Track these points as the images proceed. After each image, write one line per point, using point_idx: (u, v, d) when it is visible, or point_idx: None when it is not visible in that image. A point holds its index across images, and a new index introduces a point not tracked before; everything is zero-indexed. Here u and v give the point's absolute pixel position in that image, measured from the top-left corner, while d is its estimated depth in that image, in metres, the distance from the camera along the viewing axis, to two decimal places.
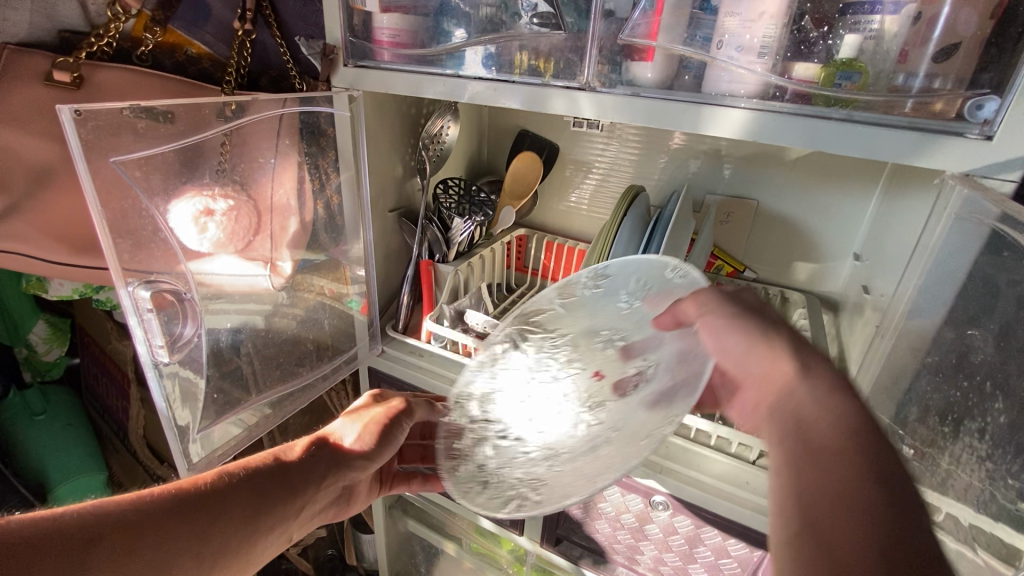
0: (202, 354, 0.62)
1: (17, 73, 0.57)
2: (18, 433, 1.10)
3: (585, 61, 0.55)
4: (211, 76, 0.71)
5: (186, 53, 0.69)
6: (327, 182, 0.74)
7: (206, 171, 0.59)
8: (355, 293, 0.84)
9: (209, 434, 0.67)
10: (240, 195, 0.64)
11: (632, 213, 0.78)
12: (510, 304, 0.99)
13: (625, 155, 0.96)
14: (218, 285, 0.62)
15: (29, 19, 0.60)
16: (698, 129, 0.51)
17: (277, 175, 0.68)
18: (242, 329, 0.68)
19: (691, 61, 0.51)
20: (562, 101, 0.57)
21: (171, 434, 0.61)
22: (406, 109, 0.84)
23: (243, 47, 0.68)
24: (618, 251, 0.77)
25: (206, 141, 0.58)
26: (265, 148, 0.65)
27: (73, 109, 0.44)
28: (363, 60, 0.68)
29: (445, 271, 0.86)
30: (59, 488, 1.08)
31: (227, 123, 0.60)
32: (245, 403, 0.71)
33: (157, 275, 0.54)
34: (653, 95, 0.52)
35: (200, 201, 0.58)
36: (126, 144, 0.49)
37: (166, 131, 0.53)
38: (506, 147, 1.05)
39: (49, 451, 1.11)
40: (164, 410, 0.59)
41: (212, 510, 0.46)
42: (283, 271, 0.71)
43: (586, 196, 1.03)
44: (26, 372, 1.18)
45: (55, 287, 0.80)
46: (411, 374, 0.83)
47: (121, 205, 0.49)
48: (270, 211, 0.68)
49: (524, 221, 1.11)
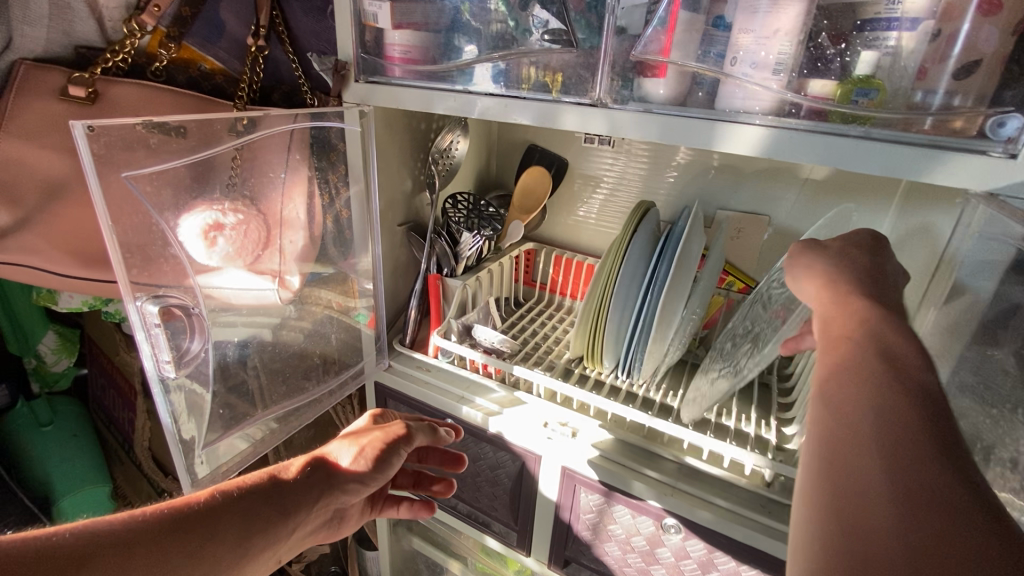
0: (209, 368, 0.61)
1: (33, 88, 0.58)
2: (25, 443, 1.10)
3: (597, 77, 0.55)
4: (224, 91, 0.71)
5: (200, 68, 0.70)
6: (337, 196, 0.74)
7: (215, 185, 0.59)
8: (363, 306, 0.84)
9: (215, 450, 0.66)
10: (250, 210, 0.64)
11: (643, 229, 0.78)
12: (518, 318, 0.99)
13: (635, 169, 0.95)
14: (225, 299, 0.62)
15: (46, 35, 0.60)
16: (712, 146, 0.50)
17: (288, 190, 0.68)
18: (249, 343, 0.68)
19: (704, 77, 0.51)
20: (573, 117, 0.56)
21: (174, 449, 0.59)
22: (416, 123, 0.84)
23: (256, 63, 0.69)
24: (628, 268, 0.76)
25: (217, 155, 0.58)
26: (276, 162, 0.65)
27: (84, 125, 0.44)
28: (374, 75, 0.68)
29: (453, 285, 0.86)
30: (64, 501, 1.08)
31: (240, 137, 0.60)
32: (252, 417, 0.71)
33: (166, 290, 0.54)
34: (665, 111, 0.52)
35: (209, 215, 0.58)
36: (138, 159, 0.49)
37: (178, 146, 0.54)
38: (514, 161, 1.05)
39: (55, 462, 1.11)
40: (168, 428, 0.57)
41: (209, 524, 0.44)
42: (290, 284, 0.71)
43: (594, 210, 1.02)
44: (34, 383, 1.18)
45: (65, 299, 0.80)
46: (418, 389, 0.82)
47: (132, 220, 0.49)
48: (279, 224, 0.68)
49: (532, 234, 1.10)
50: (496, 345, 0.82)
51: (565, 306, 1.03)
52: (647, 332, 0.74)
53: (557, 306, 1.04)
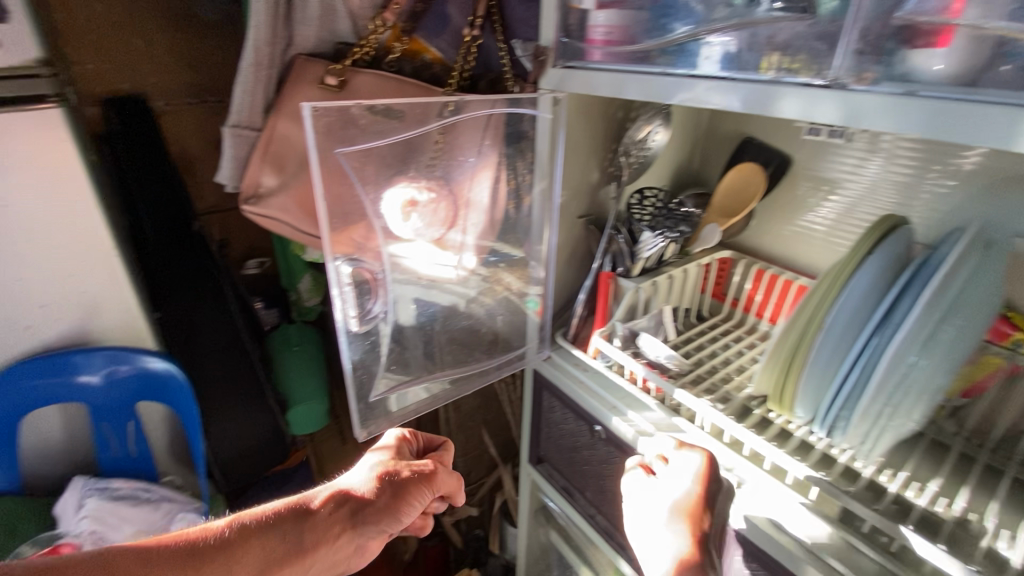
0: (389, 327, 0.69)
1: (303, 78, 0.72)
2: (283, 356, 1.42)
3: (837, 51, 0.43)
4: (439, 79, 0.79)
5: (423, 59, 0.78)
6: (522, 183, 0.75)
7: (415, 164, 0.65)
8: (534, 293, 0.84)
9: (402, 394, 0.75)
10: (442, 189, 0.68)
11: (883, 253, 0.59)
12: (696, 335, 0.88)
13: (889, 175, 0.74)
14: (411, 269, 0.69)
15: (316, 33, 0.74)
16: (1013, 144, 0.34)
17: (475, 172, 0.71)
18: (427, 310, 0.74)
19: (1019, 43, 0.35)
20: (795, 102, 0.45)
21: (352, 392, 0.67)
22: (614, 112, 0.79)
23: (468, 52, 0.74)
24: (850, 298, 0.60)
25: (419, 137, 0.63)
26: (469, 146, 0.69)
27: (311, 105, 0.51)
28: (573, 60, 0.65)
29: (625, 286, 0.80)
30: (297, 407, 1.37)
31: (443, 120, 0.64)
32: (429, 374, 0.77)
33: (360, 255, 0.62)
34: (940, 94, 0.38)
35: (408, 191, 0.65)
36: (352, 137, 0.57)
37: (385, 126, 0.60)
38: (724, 155, 0.93)
39: (297, 376, 1.41)
40: (349, 372, 0.64)
41: (222, 555, 0.47)
42: (466, 263, 0.75)
43: (824, 219, 0.83)
44: (294, 311, 1.51)
45: (311, 251, 0.99)
46: (573, 386, 0.80)
47: (339, 191, 0.57)
48: (465, 204, 0.72)
49: (735, 242, 0.96)
50: (663, 360, 0.74)
51: (759, 331, 0.87)
52: (862, 382, 0.58)
53: (750, 329, 0.89)
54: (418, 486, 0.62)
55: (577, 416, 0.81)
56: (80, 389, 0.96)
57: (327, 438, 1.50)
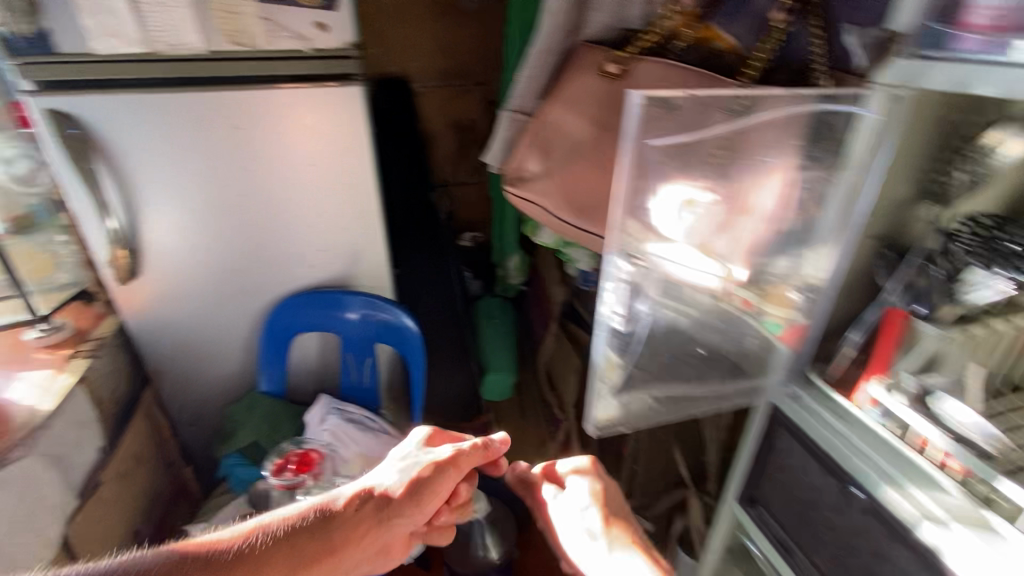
0: (639, 323, 0.70)
1: (583, 66, 0.74)
2: (484, 325, 1.54)
3: None
4: (727, 67, 0.72)
5: (712, 46, 0.72)
6: (807, 194, 0.68)
7: (700, 164, 0.63)
8: (785, 320, 0.74)
9: (603, 402, 0.73)
10: (721, 192, 0.65)
11: None
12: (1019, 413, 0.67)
13: None
14: (669, 273, 0.66)
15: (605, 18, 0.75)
16: None
17: (762, 176, 0.64)
18: (666, 316, 0.72)
19: None
20: None
21: (599, 372, 0.71)
22: (952, 114, 0.66)
23: (773, 34, 0.66)
24: None
25: (710, 134, 0.61)
26: (767, 146, 0.63)
27: (641, 94, 0.53)
28: (933, 47, 0.54)
29: (923, 331, 0.68)
30: (490, 374, 1.44)
31: (742, 117, 0.61)
32: (643, 380, 0.76)
33: (636, 249, 0.64)
34: None
35: (689, 192, 0.63)
36: (656, 128, 0.58)
37: (680, 116, 0.59)
38: None
39: (494, 347, 1.49)
40: (601, 357, 0.69)
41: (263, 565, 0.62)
42: (736, 276, 0.68)
43: None
44: (499, 286, 1.65)
45: (545, 234, 1.02)
46: (830, 436, 0.71)
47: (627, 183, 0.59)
48: (740, 211, 0.65)
49: None
50: (975, 439, 0.59)
51: None
52: None
53: None
54: (437, 485, 0.80)
55: (824, 470, 0.72)
56: (343, 322, 1.19)
57: (508, 411, 1.56)
